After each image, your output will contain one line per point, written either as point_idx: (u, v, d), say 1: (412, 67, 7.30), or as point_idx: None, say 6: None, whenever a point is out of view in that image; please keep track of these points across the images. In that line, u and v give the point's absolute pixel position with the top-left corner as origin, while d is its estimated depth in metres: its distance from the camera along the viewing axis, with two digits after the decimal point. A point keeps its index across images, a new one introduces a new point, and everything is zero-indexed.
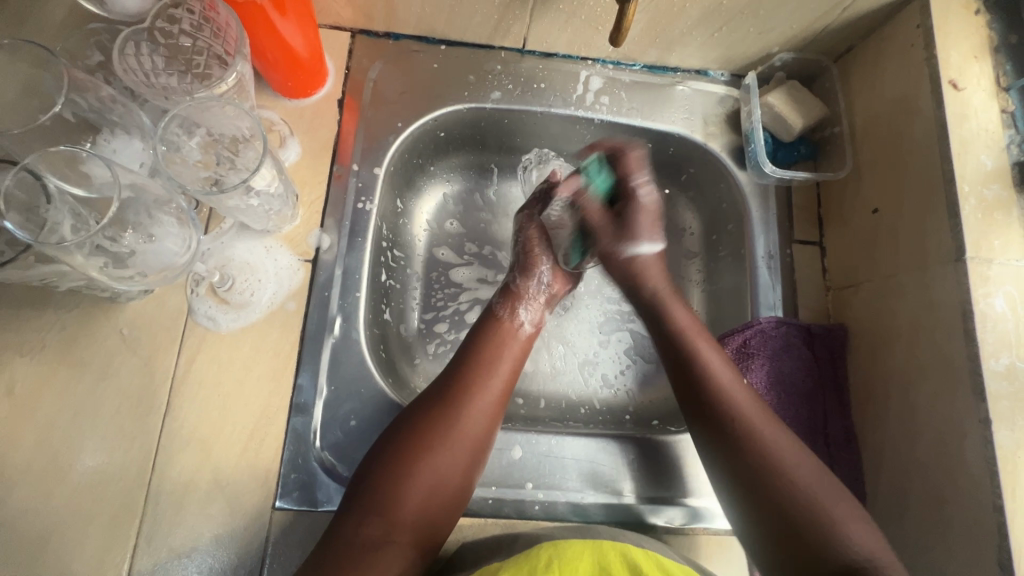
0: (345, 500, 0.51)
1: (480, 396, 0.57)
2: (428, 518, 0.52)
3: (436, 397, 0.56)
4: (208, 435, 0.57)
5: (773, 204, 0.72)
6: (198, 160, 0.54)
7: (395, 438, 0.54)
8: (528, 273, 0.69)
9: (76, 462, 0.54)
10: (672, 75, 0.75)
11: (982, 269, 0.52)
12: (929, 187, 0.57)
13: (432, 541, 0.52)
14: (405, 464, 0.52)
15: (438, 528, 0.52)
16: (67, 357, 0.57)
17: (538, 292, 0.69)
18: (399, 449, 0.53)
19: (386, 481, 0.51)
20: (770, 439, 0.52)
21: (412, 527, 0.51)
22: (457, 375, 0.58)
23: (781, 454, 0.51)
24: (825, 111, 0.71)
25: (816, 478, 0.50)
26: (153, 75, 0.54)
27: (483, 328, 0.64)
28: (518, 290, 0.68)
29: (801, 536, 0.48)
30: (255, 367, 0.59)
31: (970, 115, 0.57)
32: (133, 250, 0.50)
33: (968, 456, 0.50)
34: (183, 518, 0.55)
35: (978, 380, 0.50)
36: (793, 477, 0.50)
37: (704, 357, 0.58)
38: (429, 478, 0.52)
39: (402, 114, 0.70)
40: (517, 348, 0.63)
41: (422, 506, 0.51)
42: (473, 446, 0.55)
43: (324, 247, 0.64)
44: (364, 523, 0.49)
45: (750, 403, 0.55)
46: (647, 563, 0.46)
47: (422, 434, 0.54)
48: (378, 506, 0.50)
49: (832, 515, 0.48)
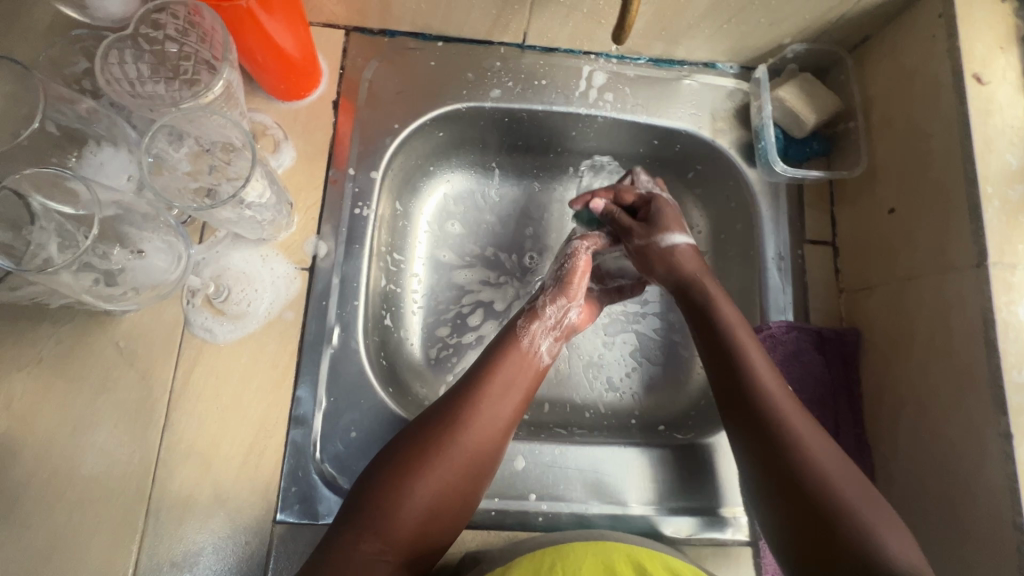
0: (345, 514, 0.50)
1: (490, 414, 0.55)
2: (426, 536, 0.51)
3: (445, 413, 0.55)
4: (207, 449, 0.56)
5: (784, 202, 0.69)
6: (187, 171, 0.53)
7: (400, 452, 0.52)
8: (558, 299, 0.65)
9: (75, 477, 0.54)
10: (678, 69, 0.72)
11: (1005, 275, 0.50)
12: (949, 187, 0.55)
13: (426, 559, 0.51)
14: (409, 480, 0.51)
15: (435, 547, 0.51)
16: (64, 372, 0.56)
17: (560, 322, 0.65)
18: (403, 465, 0.51)
19: (386, 497, 0.50)
20: (810, 444, 0.50)
21: (408, 545, 0.49)
22: (469, 390, 0.57)
23: (814, 454, 0.49)
24: (839, 104, 0.68)
25: (859, 493, 0.47)
26: (139, 83, 0.53)
27: (499, 345, 0.61)
28: (541, 313, 0.64)
29: (835, 548, 0.45)
30: (253, 379, 0.59)
31: (994, 111, 0.54)
32: (122, 266, 0.49)
33: (986, 471, 0.48)
34: (184, 533, 0.54)
35: (999, 392, 0.48)
36: (833, 488, 0.47)
37: (746, 352, 0.56)
38: (431, 498, 0.51)
39: (400, 115, 0.68)
40: (531, 375, 0.60)
41: (421, 524, 0.50)
42: (478, 467, 0.54)
43: (321, 254, 0.62)
44: (362, 539, 0.48)
45: (796, 409, 0.52)
46: (650, 560, 0.49)
47: (428, 451, 0.52)
48: (376, 524, 0.49)
49: (873, 527, 0.45)
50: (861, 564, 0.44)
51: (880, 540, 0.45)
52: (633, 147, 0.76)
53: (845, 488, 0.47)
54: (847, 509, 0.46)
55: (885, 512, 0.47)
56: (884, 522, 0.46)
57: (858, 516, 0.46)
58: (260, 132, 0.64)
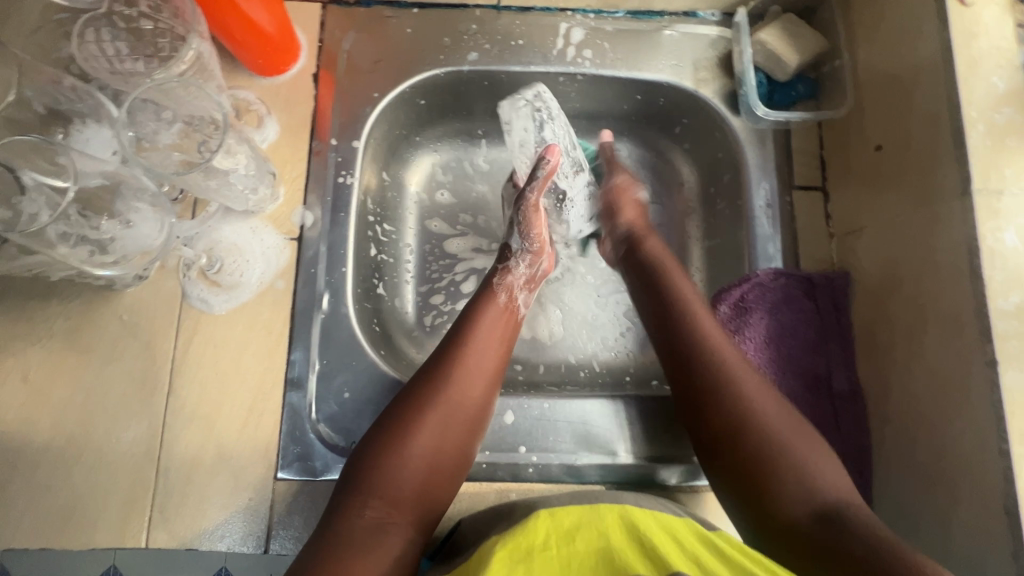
0: (345, 484, 0.51)
1: (471, 371, 0.57)
2: (428, 496, 0.52)
3: (427, 379, 0.56)
4: (209, 412, 0.59)
5: (771, 149, 0.68)
6: (172, 145, 0.55)
7: (389, 423, 0.53)
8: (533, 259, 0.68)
9: (89, 441, 0.58)
10: (658, 20, 0.71)
11: (990, 201, 0.48)
12: (934, 116, 0.53)
13: (432, 518, 0.52)
14: (401, 445, 0.52)
15: (440, 504, 0.53)
16: (73, 344, 0.59)
17: (529, 276, 0.67)
18: (394, 432, 0.53)
19: (383, 461, 0.51)
20: (745, 386, 0.52)
21: (413, 506, 0.51)
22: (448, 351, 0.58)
23: (765, 414, 0.51)
24: (823, 44, 0.66)
25: (793, 433, 0.50)
26: (117, 60, 0.55)
27: (473, 306, 0.62)
28: (513, 271, 0.66)
29: (778, 497, 0.47)
30: (249, 346, 0.61)
31: (979, 34, 0.52)
32: (112, 236, 0.51)
33: (974, 401, 0.47)
34: (192, 491, 0.57)
35: (984, 320, 0.47)
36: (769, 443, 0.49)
37: (696, 313, 0.58)
38: (427, 459, 0.52)
39: (379, 84, 0.68)
40: (506, 325, 0.62)
41: (421, 485, 0.52)
42: (468, 422, 0.55)
43: (308, 224, 0.64)
44: (368, 505, 0.50)
45: (722, 339, 0.56)
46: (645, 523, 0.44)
47: (416, 415, 0.53)
48: (377, 490, 0.50)
49: (805, 466, 0.48)
50: (794, 519, 0.46)
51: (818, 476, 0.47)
52: (617, 104, 0.75)
53: (780, 442, 0.49)
54: (781, 455, 0.49)
55: (806, 436, 0.50)
56: (802, 448, 0.49)
57: (784, 454, 0.49)
58: (243, 108, 0.66)
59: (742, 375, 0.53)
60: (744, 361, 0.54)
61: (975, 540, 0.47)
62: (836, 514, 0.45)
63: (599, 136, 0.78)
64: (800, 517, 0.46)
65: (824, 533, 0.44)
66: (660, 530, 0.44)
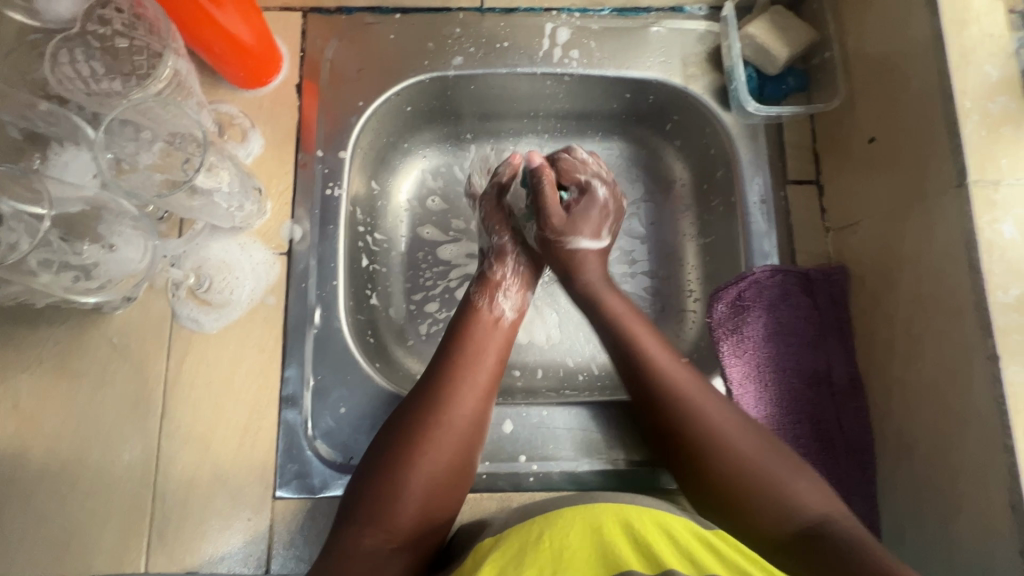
0: (342, 512, 0.51)
1: (468, 386, 0.56)
2: (426, 521, 0.51)
3: (422, 397, 0.55)
4: (204, 433, 0.59)
5: (763, 143, 0.67)
6: (153, 165, 0.53)
7: (383, 451, 0.52)
8: (502, 259, 0.66)
9: (84, 468, 0.57)
10: (645, 16, 0.70)
11: (987, 192, 0.48)
12: (927, 107, 0.52)
13: (431, 542, 0.52)
14: (396, 471, 0.51)
15: (441, 525, 0.52)
16: (64, 370, 0.59)
17: (515, 275, 0.66)
18: (387, 459, 0.52)
19: (381, 489, 0.51)
20: (696, 406, 0.52)
21: (410, 532, 0.50)
22: (444, 371, 0.57)
23: (721, 430, 0.51)
24: (813, 36, 0.65)
25: (759, 447, 0.50)
26: (93, 81, 0.54)
27: (463, 325, 0.61)
28: (494, 277, 0.65)
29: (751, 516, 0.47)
30: (241, 364, 0.60)
31: (971, 21, 0.51)
32: (96, 261, 0.51)
33: (976, 396, 0.47)
34: (189, 514, 0.57)
35: (984, 315, 0.46)
36: (738, 466, 0.49)
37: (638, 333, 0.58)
38: (422, 485, 0.51)
39: (364, 92, 0.67)
40: (499, 341, 0.61)
41: (420, 511, 0.51)
42: (462, 443, 0.54)
43: (297, 238, 0.63)
44: (364, 534, 0.49)
45: (667, 361, 0.55)
46: (642, 521, 0.45)
47: (410, 437, 0.52)
48: (373, 520, 0.50)
49: (774, 480, 0.48)
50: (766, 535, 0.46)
51: (789, 490, 0.47)
52: (607, 103, 0.74)
53: (751, 460, 0.49)
54: (753, 471, 0.49)
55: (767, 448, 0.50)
56: (774, 467, 0.49)
57: (757, 475, 0.48)
58: (226, 123, 0.65)
59: (691, 398, 0.53)
60: (693, 380, 0.54)
61: (981, 536, 0.46)
62: (814, 528, 0.45)
63: (590, 136, 0.77)
64: (781, 534, 0.46)
65: (802, 549, 0.44)
66: (654, 524, 0.45)
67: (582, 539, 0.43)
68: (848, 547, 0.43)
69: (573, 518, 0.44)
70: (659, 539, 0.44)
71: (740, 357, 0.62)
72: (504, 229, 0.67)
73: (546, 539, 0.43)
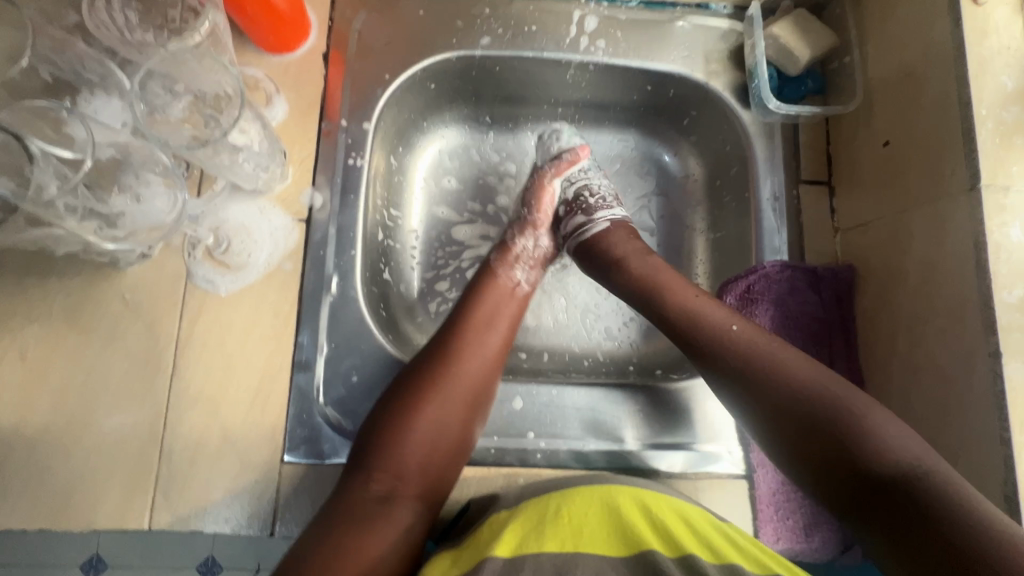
0: (349, 460, 0.52)
1: (475, 346, 0.57)
2: (435, 471, 0.52)
3: (428, 352, 0.56)
4: (215, 393, 0.58)
5: (779, 142, 0.68)
6: (183, 119, 0.53)
7: (394, 400, 0.53)
8: (525, 230, 0.68)
9: (91, 424, 0.56)
10: (671, 11, 0.71)
11: (997, 197, 0.50)
12: (944, 114, 0.54)
13: (440, 492, 0.52)
14: (406, 417, 0.52)
15: (447, 482, 0.53)
16: (74, 323, 0.58)
17: (533, 253, 0.67)
18: (398, 407, 0.52)
19: (388, 437, 0.51)
20: (748, 343, 0.53)
21: (419, 481, 0.51)
22: (451, 329, 0.58)
23: (772, 357, 0.51)
24: (833, 41, 0.67)
25: (828, 380, 0.49)
26: (128, 30, 0.55)
27: (477, 286, 0.62)
28: (513, 247, 0.66)
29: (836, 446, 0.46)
30: (256, 327, 0.60)
31: (990, 33, 0.53)
32: (122, 212, 0.51)
33: (976, 391, 0.49)
34: (196, 474, 0.56)
35: (989, 313, 0.48)
36: (797, 392, 0.49)
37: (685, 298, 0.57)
38: (428, 433, 0.52)
39: (390, 65, 0.68)
40: (512, 304, 0.62)
41: (425, 462, 0.52)
42: (472, 399, 0.55)
43: (317, 206, 0.63)
44: (373, 478, 0.50)
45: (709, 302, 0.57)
46: (657, 503, 0.45)
47: (419, 389, 0.53)
48: (381, 463, 0.50)
49: (845, 409, 0.47)
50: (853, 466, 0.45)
51: (867, 422, 0.46)
52: (628, 94, 0.75)
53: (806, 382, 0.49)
54: (822, 403, 0.48)
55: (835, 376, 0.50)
56: (826, 382, 0.49)
57: (831, 408, 0.48)
58: (251, 86, 0.65)
59: (742, 334, 0.53)
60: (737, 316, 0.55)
61: None
62: (908, 474, 0.43)
63: (607, 126, 0.78)
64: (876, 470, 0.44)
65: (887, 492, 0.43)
66: (670, 510, 0.45)
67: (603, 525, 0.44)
68: (942, 494, 0.41)
69: (590, 497, 0.46)
70: (676, 524, 0.44)
71: None
72: (540, 207, 0.69)
73: (564, 518, 0.44)
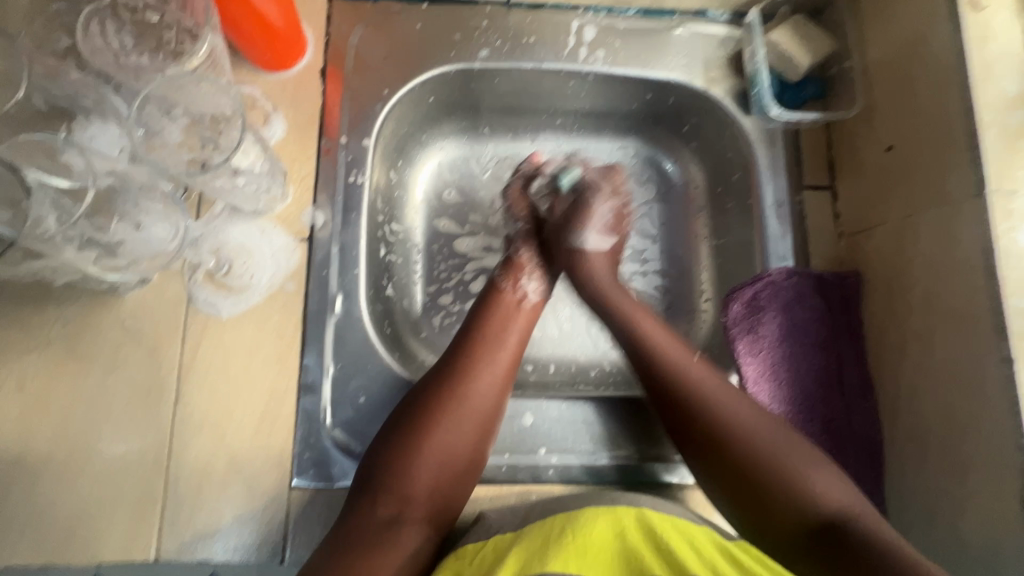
0: (357, 484, 0.51)
1: (487, 365, 0.56)
2: (443, 494, 0.51)
3: (438, 372, 0.55)
4: (220, 418, 0.57)
5: (781, 148, 0.68)
6: (180, 143, 0.53)
7: (404, 424, 0.52)
8: (526, 243, 0.67)
9: (94, 456, 0.55)
10: (669, 19, 0.71)
11: (1005, 203, 0.50)
12: (948, 119, 0.54)
13: (448, 516, 0.52)
14: (417, 438, 0.51)
15: (455, 505, 0.52)
16: (72, 351, 0.57)
17: (538, 262, 0.67)
18: (408, 430, 0.52)
19: (396, 461, 0.50)
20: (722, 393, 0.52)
21: (427, 504, 0.50)
22: (461, 348, 0.57)
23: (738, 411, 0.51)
24: (832, 46, 0.67)
25: (784, 439, 0.50)
26: (122, 54, 0.54)
27: (486, 303, 0.61)
28: (519, 261, 0.66)
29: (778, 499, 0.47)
30: (259, 350, 0.59)
31: (992, 39, 0.53)
32: (121, 240, 0.50)
33: (990, 398, 0.49)
34: (202, 502, 0.55)
35: (1000, 319, 0.49)
36: (761, 450, 0.49)
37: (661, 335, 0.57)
38: (439, 456, 0.51)
39: (389, 80, 0.67)
40: (522, 322, 0.61)
41: (433, 485, 0.51)
42: (480, 420, 0.54)
43: (319, 225, 0.62)
44: (378, 502, 0.49)
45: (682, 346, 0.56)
46: (663, 525, 0.45)
47: (429, 410, 0.53)
48: (388, 486, 0.50)
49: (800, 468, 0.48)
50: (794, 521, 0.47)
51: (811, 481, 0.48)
52: (627, 103, 0.74)
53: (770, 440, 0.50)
54: (782, 462, 0.49)
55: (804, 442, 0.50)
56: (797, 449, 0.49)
57: (791, 467, 0.48)
58: (249, 105, 0.64)
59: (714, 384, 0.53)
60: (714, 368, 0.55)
61: (990, 533, 0.49)
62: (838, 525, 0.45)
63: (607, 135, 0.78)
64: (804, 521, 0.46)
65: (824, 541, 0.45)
66: (676, 533, 0.45)
67: (605, 549, 0.43)
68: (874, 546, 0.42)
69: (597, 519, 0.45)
70: (683, 547, 0.43)
71: (756, 357, 0.62)
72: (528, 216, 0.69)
73: (569, 540, 0.43)
